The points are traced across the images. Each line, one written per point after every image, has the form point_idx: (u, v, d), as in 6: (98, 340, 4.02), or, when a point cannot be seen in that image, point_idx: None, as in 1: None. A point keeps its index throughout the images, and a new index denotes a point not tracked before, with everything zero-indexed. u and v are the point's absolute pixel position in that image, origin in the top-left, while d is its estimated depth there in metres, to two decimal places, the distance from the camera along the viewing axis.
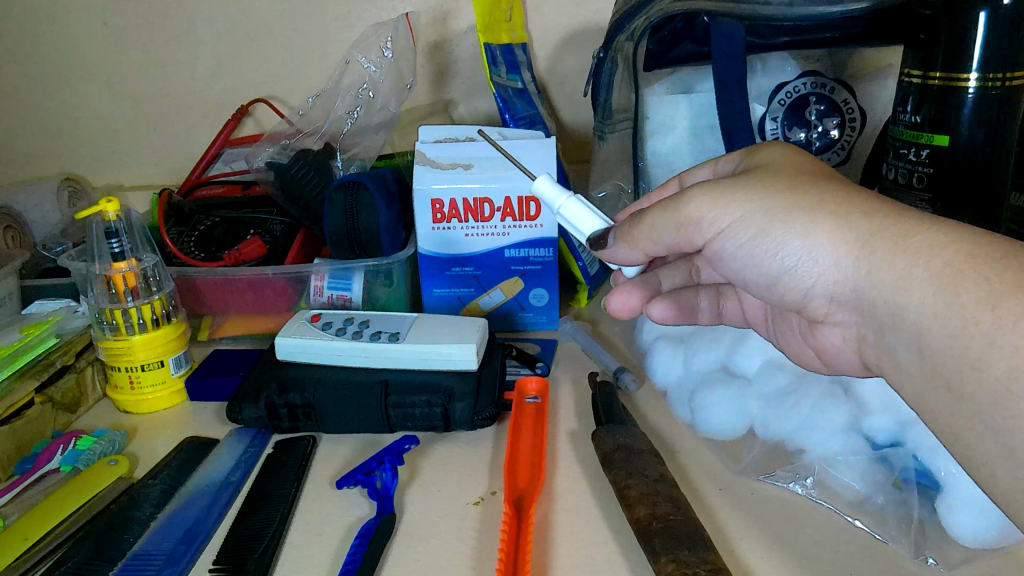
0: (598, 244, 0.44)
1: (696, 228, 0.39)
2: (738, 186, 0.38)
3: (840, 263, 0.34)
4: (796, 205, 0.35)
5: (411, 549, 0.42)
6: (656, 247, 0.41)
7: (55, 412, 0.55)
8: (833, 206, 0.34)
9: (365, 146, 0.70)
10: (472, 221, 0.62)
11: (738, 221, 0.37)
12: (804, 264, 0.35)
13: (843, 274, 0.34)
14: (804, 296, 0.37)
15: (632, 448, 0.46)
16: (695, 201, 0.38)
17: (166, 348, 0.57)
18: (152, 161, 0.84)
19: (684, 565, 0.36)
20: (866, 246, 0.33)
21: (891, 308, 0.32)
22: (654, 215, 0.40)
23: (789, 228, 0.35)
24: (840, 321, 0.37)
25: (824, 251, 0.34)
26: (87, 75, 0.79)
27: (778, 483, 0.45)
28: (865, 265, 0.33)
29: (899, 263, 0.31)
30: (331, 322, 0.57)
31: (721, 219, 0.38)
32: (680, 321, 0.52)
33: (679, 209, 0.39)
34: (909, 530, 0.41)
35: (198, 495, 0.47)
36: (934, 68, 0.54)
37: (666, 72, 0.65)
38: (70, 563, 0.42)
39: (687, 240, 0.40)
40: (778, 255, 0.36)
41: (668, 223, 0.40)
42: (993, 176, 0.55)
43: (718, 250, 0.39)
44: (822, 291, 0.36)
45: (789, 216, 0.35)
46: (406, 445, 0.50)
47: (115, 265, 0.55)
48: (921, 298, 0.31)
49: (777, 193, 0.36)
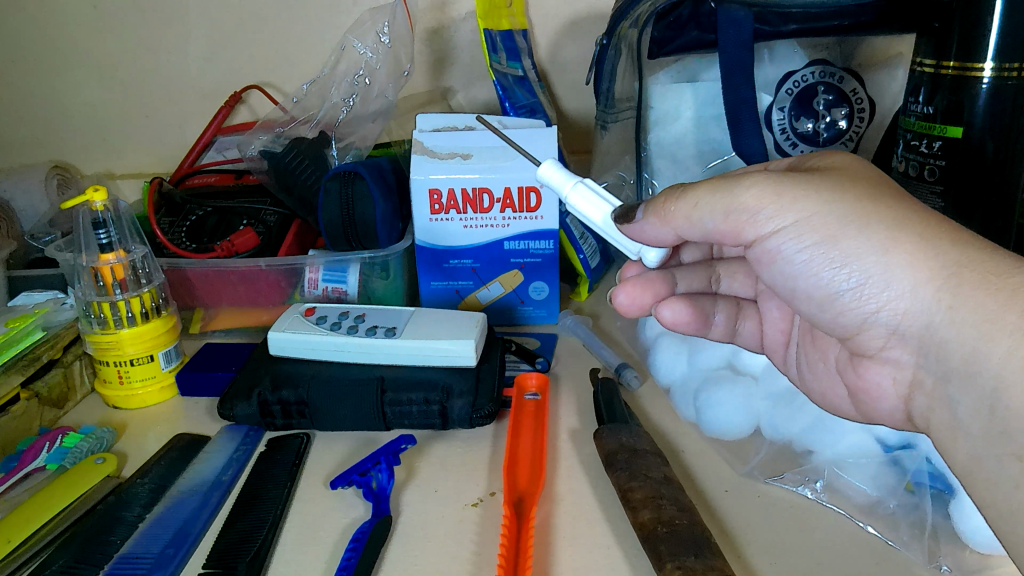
0: (625, 218, 0.42)
1: (750, 220, 0.38)
2: (805, 184, 0.37)
3: (918, 290, 0.34)
4: (875, 217, 0.35)
5: (408, 553, 0.41)
6: (692, 228, 0.41)
7: (41, 409, 0.54)
8: (920, 229, 0.34)
9: (361, 135, 0.69)
10: (470, 213, 0.60)
11: (800, 224, 0.37)
12: (872, 285, 0.36)
13: (918, 302, 0.34)
14: (864, 320, 0.37)
15: (636, 448, 0.44)
16: (756, 190, 0.37)
17: (156, 342, 0.55)
18: (143, 149, 0.82)
19: (692, 572, 0.35)
20: (950, 279, 0.33)
21: (968, 356, 0.33)
22: (702, 194, 0.39)
23: (866, 241, 0.35)
24: (896, 356, 0.38)
25: (900, 278, 0.35)
26: (77, 60, 0.77)
27: (787, 486, 0.44)
28: (946, 300, 0.33)
29: (991, 306, 0.32)
30: (325, 316, 0.55)
31: (784, 217, 0.37)
32: (691, 326, 0.50)
33: (734, 196, 0.38)
34: (922, 535, 0.40)
35: (188, 495, 0.46)
36: (948, 56, 0.52)
37: (671, 60, 0.64)
38: (54, 567, 0.41)
39: (734, 230, 0.39)
40: (844, 270, 0.36)
41: (717, 208, 0.39)
42: (1007, 170, 0.53)
43: (770, 250, 0.39)
44: (884, 319, 0.36)
45: (869, 226, 0.35)
46: (402, 445, 0.48)
47: (102, 256, 0.54)
48: (1006, 352, 0.31)
49: (857, 200, 0.36)
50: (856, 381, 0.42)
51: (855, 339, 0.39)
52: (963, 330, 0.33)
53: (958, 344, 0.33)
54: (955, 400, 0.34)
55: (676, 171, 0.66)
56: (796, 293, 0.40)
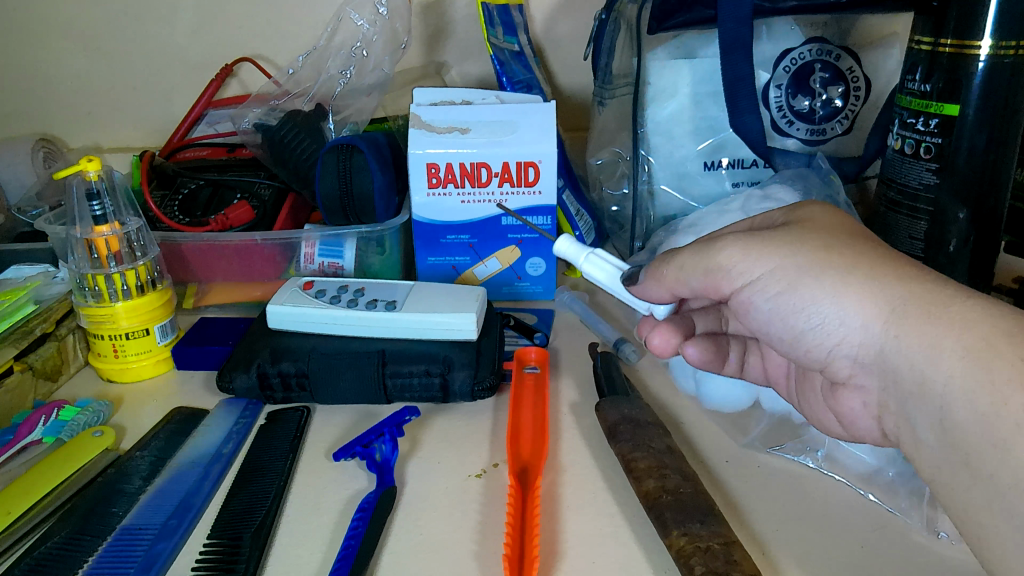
0: (631, 279, 0.45)
1: (722, 277, 0.39)
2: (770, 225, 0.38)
3: (868, 326, 0.34)
4: (829, 263, 0.35)
5: (412, 523, 0.41)
6: (680, 287, 0.42)
7: (35, 382, 0.53)
8: (867, 266, 0.35)
9: (358, 108, 0.68)
10: (468, 187, 0.60)
11: (766, 276, 0.38)
12: (830, 323, 0.36)
13: (869, 338, 0.35)
14: (828, 356, 0.38)
15: (637, 419, 0.45)
16: (726, 249, 0.39)
17: (152, 315, 0.55)
18: (131, 123, 0.81)
19: (697, 538, 0.35)
20: (897, 312, 0.33)
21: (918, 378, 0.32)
22: (682, 257, 0.41)
23: (821, 288, 0.35)
24: (863, 386, 0.38)
25: (852, 316, 0.35)
26: (63, 30, 0.76)
27: (787, 456, 0.45)
28: (893, 330, 0.33)
29: (930, 333, 0.32)
30: (324, 290, 0.55)
31: (752, 269, 0.38)
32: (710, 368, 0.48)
33: (709, 255, 0.39)
34: (920, 504, 0.40)
35: (188, 467, 0.46)
36: (945, 34, 0.52)
37: (670, 36, 0.63)
38: (55, 539, 0.41)
39: (714, 286, 0.40)
40: (806, 313, 0.37)
41: (694, 268, 0.40)
42: (1002, 148, 0.53)
43: (744, 300, 0.40)
44: (845, 352, 0.37)
45: (822, 273, 0.36)
46: (406, 416, 0.48)
47: (96, 228, 0.53)
48: (950, 370, 0.31)
49: (813, 250, 0.36)
50: (835, 408, 0.41)
51: (826, 370, 0.39)
52: (910, 352, 0.32)
53: (908, 366, 0.33)
54: (913, 418, 0.34)
55: (671, 149, 0.66)
56: (770, 335, 0.41)
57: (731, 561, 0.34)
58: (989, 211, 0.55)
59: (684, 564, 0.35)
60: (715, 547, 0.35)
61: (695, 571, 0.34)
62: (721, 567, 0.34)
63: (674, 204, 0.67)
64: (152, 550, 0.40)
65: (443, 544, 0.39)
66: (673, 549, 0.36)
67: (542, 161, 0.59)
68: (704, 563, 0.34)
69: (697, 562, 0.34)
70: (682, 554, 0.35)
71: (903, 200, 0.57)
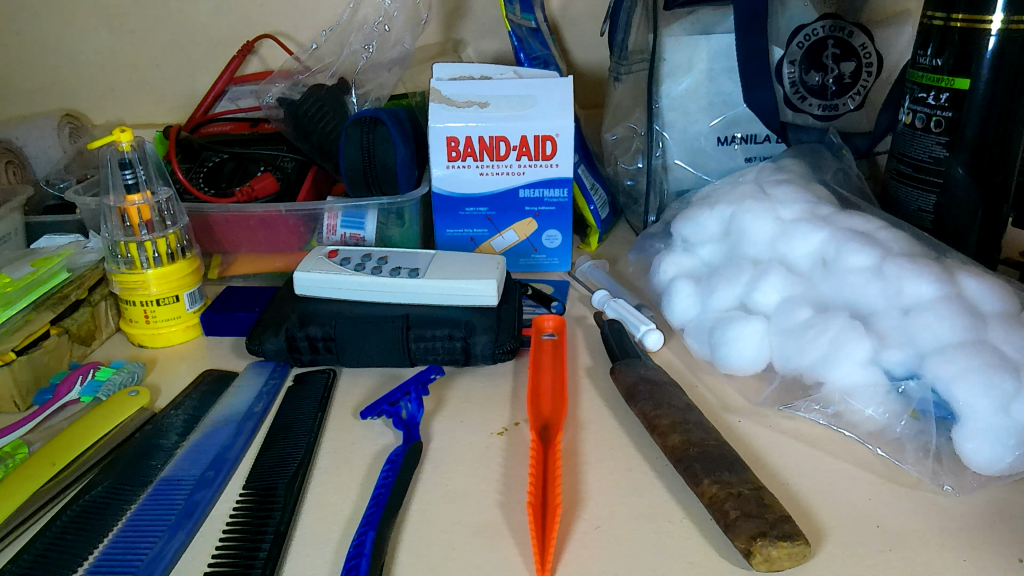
0: None
1: None
2: None
3: None
4: None
5: (438, 474, 0.43)
6: None
7: (72, 345, 0.55)
8: None
9: (379, 83, 0.70)
10: (487, 160, 0.62)
11: None
12: None
13: None
14: None
15: (655, 380, 0.47)
16: None
17: (181, 283, 0.57)
18: (153, 99, 0.82)
19: (728, 485, 0.38)
20: None
21: None
22: None
23: None
24: None
25: None
26: (87, 6, 0.77)
27: (799, 413, 0.46)
28: None
29: None
30: (349, 258, 0.57)
31: None
32: None
33: None
34: (926, 458, 0.42)
35: (222, 424, 0.48)
36: (956, 9, 0.52)
37: (685, 12, 0.64)
38: (99, 489, 0.43)
39: None
40: None
41: None
42: (1013, 120, 0.54)
43: None
44: None
45: None
46: (431, 375, 0.51)
47: (128, 197, 0.54)
48: None
49: None
50: None
51: None
52: None
53: None
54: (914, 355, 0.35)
55: (686, 124, 0.67)
56: None
57: (763, 505, 0.37)
58: (997, 185, 0.56)
59: (718, 509, 0.37)
60: (746, 493, 0.37)
61: (730, 514, 0.36)
62: (754, 509, 0.36)
63: (686, 179, 0.68)
64: (192, 498, 0.42)
65: (467, 495, 0.41)
66: (704, 497, 0.38)
67: (559, 135, 0.60)
68: (738, 506, 0.37)
69: (731, 506, 0.37)
70: (715, 499, 0.37)
71: (914, 173, 0.58)
